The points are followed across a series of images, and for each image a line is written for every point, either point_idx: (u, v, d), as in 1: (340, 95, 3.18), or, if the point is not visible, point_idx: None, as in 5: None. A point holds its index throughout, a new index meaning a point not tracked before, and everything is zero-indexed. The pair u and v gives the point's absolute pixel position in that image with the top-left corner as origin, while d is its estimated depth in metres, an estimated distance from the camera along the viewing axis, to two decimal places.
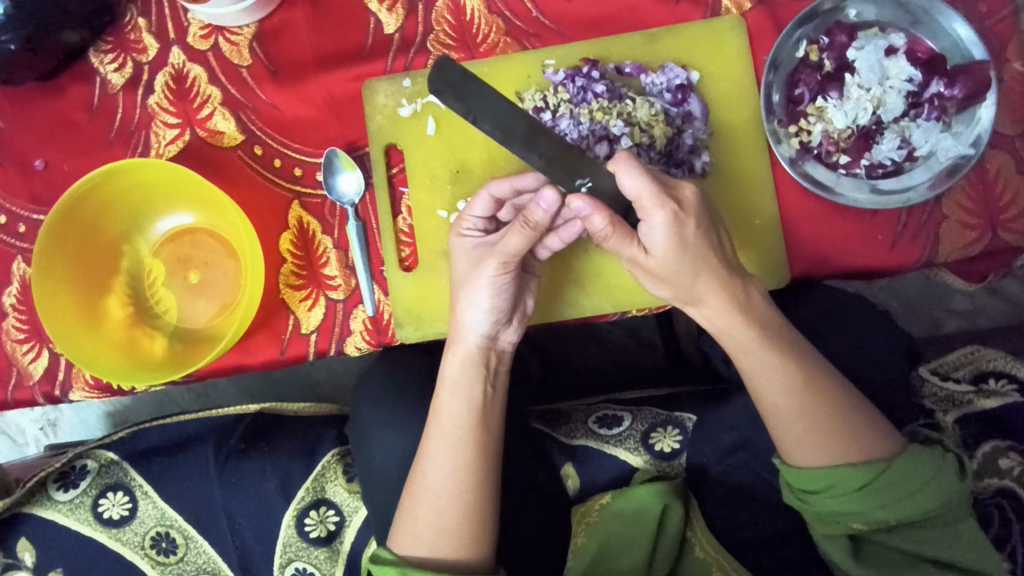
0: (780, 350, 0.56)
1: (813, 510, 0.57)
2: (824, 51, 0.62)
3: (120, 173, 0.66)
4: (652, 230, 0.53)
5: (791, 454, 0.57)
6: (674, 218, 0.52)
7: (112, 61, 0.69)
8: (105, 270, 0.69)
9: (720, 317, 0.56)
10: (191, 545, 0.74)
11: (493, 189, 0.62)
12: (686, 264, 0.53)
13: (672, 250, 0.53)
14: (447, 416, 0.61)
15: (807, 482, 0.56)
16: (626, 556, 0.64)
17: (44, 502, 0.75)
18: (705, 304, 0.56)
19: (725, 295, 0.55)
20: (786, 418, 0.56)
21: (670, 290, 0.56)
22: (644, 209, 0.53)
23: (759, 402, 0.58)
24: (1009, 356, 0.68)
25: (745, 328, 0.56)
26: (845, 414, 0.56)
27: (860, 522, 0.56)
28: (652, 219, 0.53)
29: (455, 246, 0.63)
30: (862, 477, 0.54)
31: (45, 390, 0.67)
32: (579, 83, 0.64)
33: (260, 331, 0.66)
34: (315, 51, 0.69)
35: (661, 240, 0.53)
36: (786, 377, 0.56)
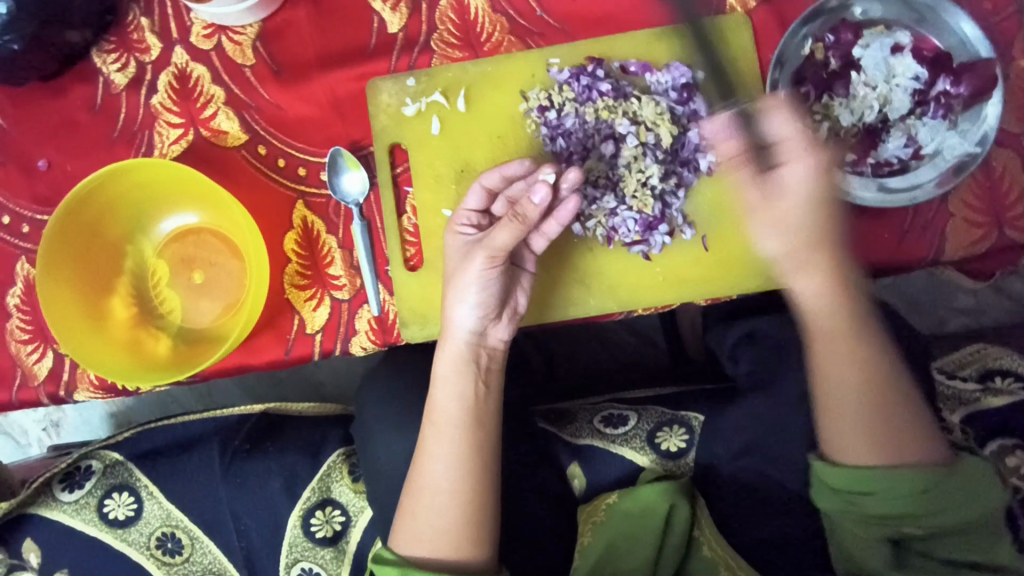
0: (865, 334, 0.57)
1: (859, 513, 0.56)
2: (829, 49, 0.62)
3: (124, 173, 0.66)
4: (794, 177, 0.52)
5: (848, 452, 0.57)
6: (817, 171, 0.52)
7: (115, 61, 0.69)
8: (109, 271, 0.69)
9: (820, 288, 0.56)
10: (197, 546, 0.74)
11: (484, 179, 0.62)
12: (804, 219, 0.53)
13: (808, 202, 0.53)
14: (441, 415, 0.61)
15: (856, 484, 0.56)
16: (633, 555, 0.63)
17: (48, 503, 0.75)
18: (813, 276, 0.56)
19: (829, 268, 0.55)
20: (853, 409, 0.57)
21: (786, 249, 0.55)
22: (790, 152, 0.52)
23: (829, 391, 0.58)
24: (1015, 353, 0.69)
25: (838, 305, 0.56)
26: (906, 412, 0.57)
27: (912, 527, 0.55)
28: (794, 167, 0.52)
29: (450, 242, 0.63)
30: (920, 482, 0.55)
31: (50, 391, 0.67)
32: (583, 82, 0.65)
33: (265, 331, 0.66)
34: (318, 50, 0.69)
35: (801, 187, 0.52)
36: (862, 365, 0.57)
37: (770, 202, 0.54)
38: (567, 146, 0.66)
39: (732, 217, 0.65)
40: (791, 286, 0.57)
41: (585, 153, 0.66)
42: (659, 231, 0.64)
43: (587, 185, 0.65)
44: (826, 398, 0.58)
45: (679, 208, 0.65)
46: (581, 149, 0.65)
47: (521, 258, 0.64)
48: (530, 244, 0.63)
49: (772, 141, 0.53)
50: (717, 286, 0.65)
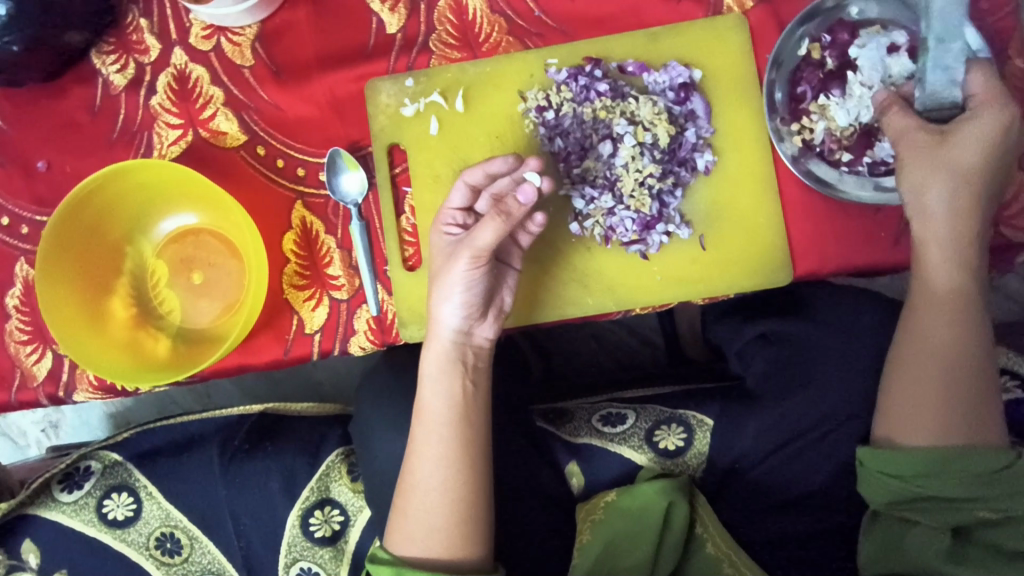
0: (971, 305, 0.58)
1: (927, 498, 0.57)
2: (826, 48, 0.63)
3: (124, 174, 0.66)
4: (978, 126, 0.55)
5: (931, 426, 0.57)
6: (1007, 126, 0.55)
7: (114, 62, 0.69)
8: (109, 271, 0.69)
9: (948, 237, 0.57)
10: (196, 546, 0.74)
11: (466, 176, 0.62)
12: (960, 165, 0.56)
13: (982, 149, 0.55)
14: (429, 414, 0.61)
15: (927, 465, 0.56)
16: (635, 552, 0.64)
17: (48, 503, 0.75)
18: (956, 221, 0.56)
19: (964, 218, 0.56)
20: (946, 380, 0.57)
21: (935, 191, 0.56)
22: (984, 105, 0.55)
23: (930, 355, 0.58)
24: (1011, 352, 0.69)
25: (956, 262, 0.57)
26: (987, 392, 0.57)
27: (984, 511, 0.56)
28: (981, 116, 0.55)
29: (435, 241, 0.64)
30: (998, 460, 0.55)
31: (50, 392, 0.67)
32: (582, 82, 0.65)
33: (264, 331, 0.66)
34: (317, 51, 0.69)
35: (982, 137, 0.55)
36: (961, 336, 0.58)
37: (940, 142, 0.56)
38: (565, 145, 0.66)
39: (728, 218, 0.65)
40: (921, 229, 0.58)
41: (582, 153, 0.65)
42: (657, 230, 0.65)
43: (584, 184, 0.65)
44: (923, 361, 0.58)
45: (677, 207, 0.65)
46: (578, 149, 0.65)
47: (508, 256, 0.64)
48: (515, 239, 0.64)
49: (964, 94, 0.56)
50: (714, 285, 0.65)
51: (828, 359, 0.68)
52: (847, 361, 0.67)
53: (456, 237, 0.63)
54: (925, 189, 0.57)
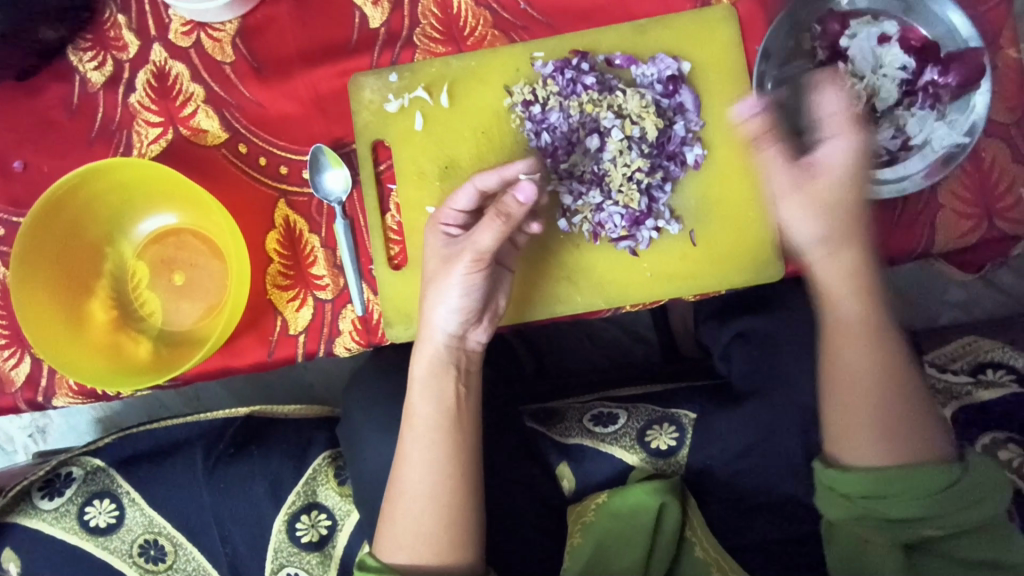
0: (882, 333, 0.57)
1: (876, 517, 0.55)
2: (816, 39, 0.61)
3: (103, 174, 0.64)
4: (831, 154, 0.54)
5: (869, 451, 0.56)
6: (859, 151, 0.53)
7: (91, 59, 0.68)
8: (88, 273, 0.67)
9: (842, 274, 0.56)
10: (180, 553, 0.73)
11: (480, 181, 0.60)
12: (844, 200, 0.54)
13: (840, 182, 0.54)
14: (418, 418, 0.60)
15: (873, 486, 0.55)
16: (625, 555, 0.62)
17: (29, 511, 0.74)
18: (846, 255, 0.56)
19: (854, 252, 0.56)
20: (870, 399, 0.56)
21: (823, 228, 0.55)
22: (834, 133, 0.53)
23: (844, 379, 0.57)
24: (1007, 348, 0.68)
25: (858, 297, 0.56)
26: (918, 409, 0.56)
27: (931, 529, 0.54)
28: (835, 142, 0.53)
29: (430, 238, 0.62)
30: (941, 479, 0.54)
31: (28, 397, 0.66)
32: (568, 75, 0.64)
33: (247, 332, 0.65)
34: (299, 46, 0.68)
35: (840, 169, 0.54)
36: (881, 364, 0.56)
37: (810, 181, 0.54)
38: (552, 140, 0.65)
39: (717, 213, 0.64)
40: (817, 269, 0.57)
41: (569, 147, 0.64)
42: (646, 225, 0.64)
43: (572, 179, 0.65)
44: (847, 394, 0.57)
45: (667, 202, 0.64)
46: (565, 143, 0.64)
47: (505, 258, 0.64)
48: (513, 241, 0.64)
49: (822, 115, 0.54)
50: (703, 282, 0.64)
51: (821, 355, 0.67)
52: None
53: (454, 237, 0.61)
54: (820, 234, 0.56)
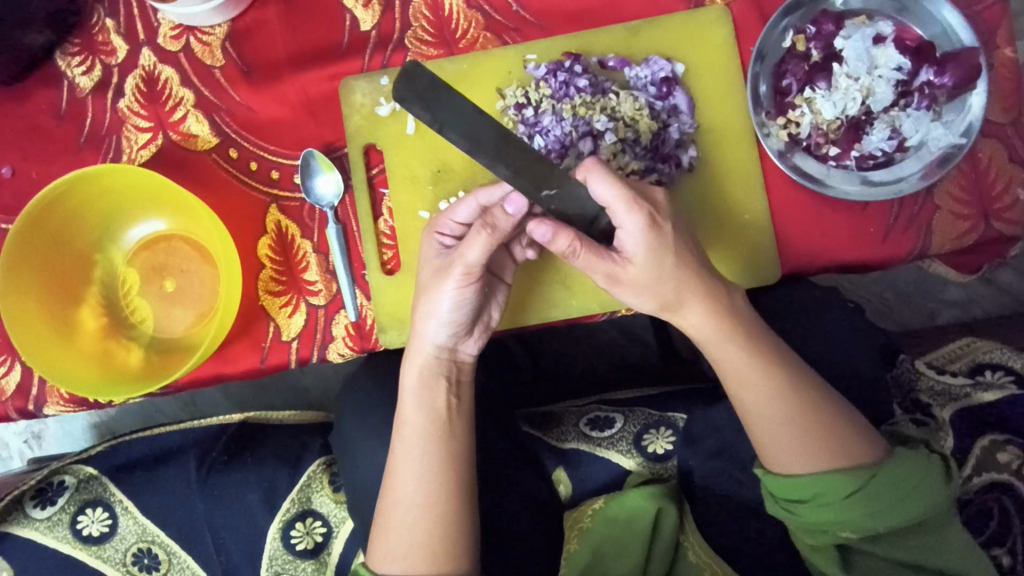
0: (767, 357, 0.55)
1: (799, 521, 0.55)
2: (811, 40, 0.61)
3: (92, 180, 0.64)
4: (627, 237, 0.52)
5: (775, 461, 0.55)
6: (650, 222, 0.51)
7: (79, 64, 0.67)
8: (78, 280, 0.67)
9: (706, 322, 0.54)
10: (174, 561, 0.72)
11: (481, 197, 0.58)
12: (666, 272, 0.52)
13: (649, 259, 0.52)
14: (410, 428, 0.59)
15: (793, 492, 0.54)
16: (621, 561, 0.62)
17: (21, 520, 0.73)
18: (692, 308, 0.53)
19: (708, 301, 0.53)
20: (770, 425, 0.55)
21: (653, 302, 0.53)
22: (617, 215, 0.51)
23: (743, 413, 0.56)
24: (1005, 349, 0.68)
25: (731, 336, 0.54)
26: (828, 418, 0.55)
27: (848, 532, 0.54)
28: (626, 225, 0.51)
29: (428, 244, 0.60)
30: (849, 484, 0.53)
31: (19, 406, 0.65)
32: (560, 78, 0.63)
33: (239, 340, 0.64)
34: (289, 49, 0.67)
35: (639, 247, 0.52)
36: (774, 384, 0.54)
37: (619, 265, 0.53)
38: (545, 143, 0.62)
39: (712, 216, 0.64)
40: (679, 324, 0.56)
41: (562, 152, 0.62)
42: None
43: None
44: (744, 417, 0.56)
45: None
46: (558, 147, 0.62)
47: (502, 270, 0.63)
48: (512, 254, 0.63)
49: (603, 205, 0.52)
50: None
51: (817, 357, 0.67)
52: (835, 360, 0.66)
53: (448, 247, 0.60)
54: (672, 304, 0.53)
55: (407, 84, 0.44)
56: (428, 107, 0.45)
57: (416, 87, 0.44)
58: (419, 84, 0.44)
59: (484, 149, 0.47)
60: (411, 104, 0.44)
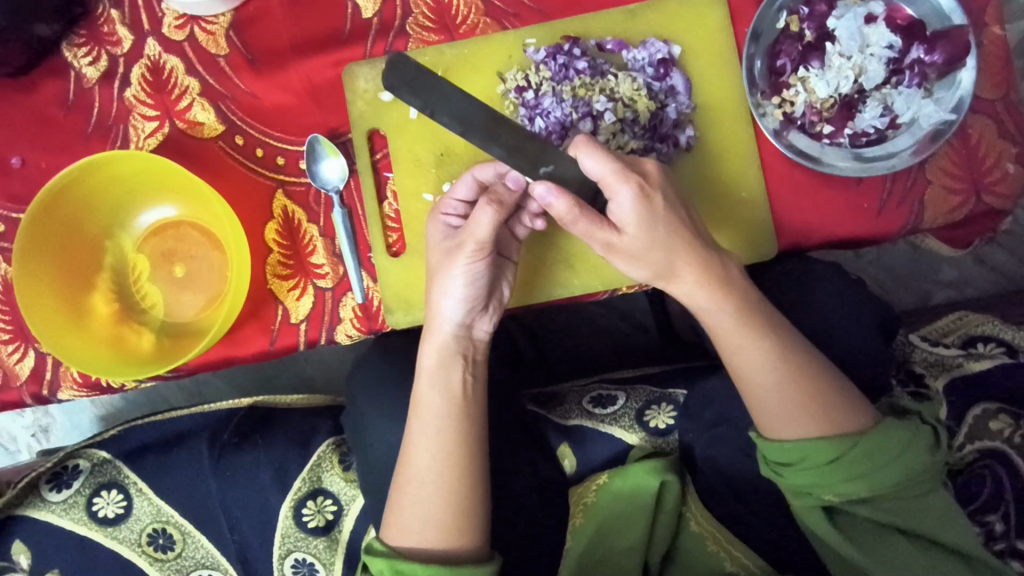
0: (759, 326, 0.56)
1: (785, 483, 0.57)
2: (804, 20, 0.62)
3: (101, 167, 0.65)
4: (619, 208, 0.54)
5: (768, 426, 0.57)
6: (640, 192, 0.53)
7: (86, 55, 0.68)
8: (89, 266, 0.68)
9: (699, 291, 0.56)
10: (188, 541, 0.74)
11: (478, 173, 0.61)
12: (658, 241, 0.54)
13: (644, 228, 0.53)
14: (427, 407, 0.61)
15: (780, 455, 0.56)
16: (625, 534, 0.65)
17: (37, 503, 0.75)
18: (685, 279, 0.55)
19: (701, 271, 0.55)
20: (766, 394, 0.56)
21: (647, 271, 0.55)
22: (609, 187, 0.53)
23: (739, 380, 0.58)
24: (996, 321, 0.71)
25: (723, 304, 0.56)
26: (819, 389, 0.56)
27: (829, 494, 0.55)
28: (618, 196, 0.53)
29: (434, 226, 0.62)
30: (832, 451, 0.55)
31: (33, 391, 0.66)
32: (560, 61, 0.64)
33: (248, 322, 0.66)
34: (293, 38, 0.68)
35: (629, 214, 0.53)
36: (765, 352, 0.56)
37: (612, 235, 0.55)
38: (546, 125, 0.64)
39: (711, 194, 0.65)
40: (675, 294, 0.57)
41: (562, 133, 0.64)
42: None
43: None
44: (738, 385, 0.58)
45: None
46: (558, 128, 0.63)
47: (507, 250, 0.64)
48: (513, 232, 0.64)
49: (593, 178, 0.53)
50: None
51: (815, 332, 0.68)
52: (832, 334, 0.68)
53: (454, 228, 0.62)
54: (666, 273, 0.55)
55: (395, 73, 0.46)
56: (417, 93, 0.47)
57: (403, 77, 0.46)
58: (405, 73, 0.46)
59: (477, 131, 0.48)
60: (401, 92, 0.46)
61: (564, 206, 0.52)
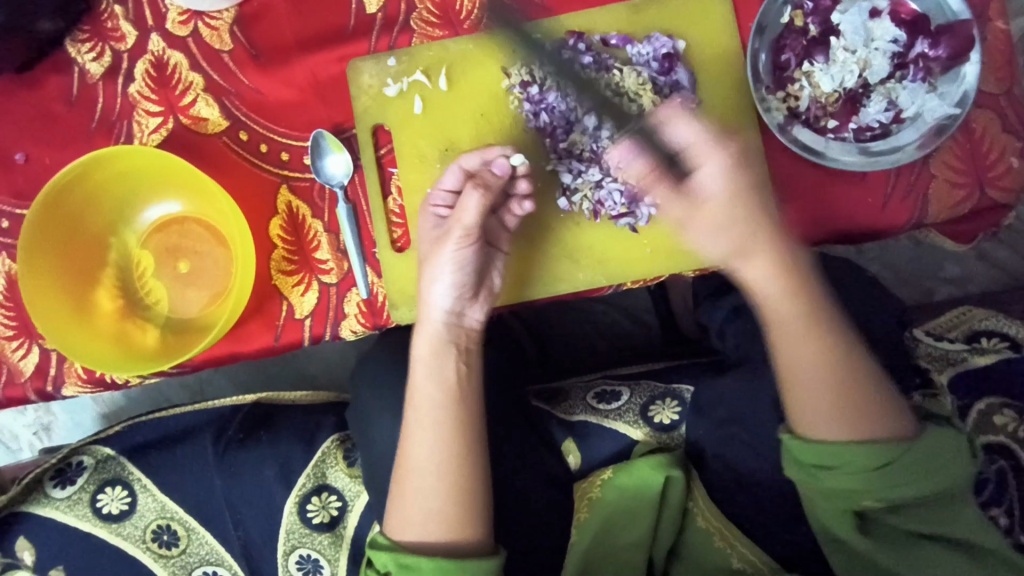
0: (822, 321, 0.57)
1: (822, 487, 0.56)
2: (809, 15, 0.62)
3: (106, 162, 0.65)
4: (707, 178, 0.56)
5: (811, 427, 0.57)
6: (728, 164, 0.56)
7: (89, 51, 0.68)
8: (94, 262, 0.68)
9: (769, 276, 0.57)
10: (192, 537, 0.73)
11: (463, 161, 0.63)
12: (740, 217, 0.56)
13: (727, 201, 0.56)
14: (421, 397, 0.61)
15: (823, 459, 0.56)
16: (630, 529, 0.65)
17: (41, 500, 0.75)
18: (755, 260, 0.57)
19: (776, 256, 0.57)
20: (819, 390, 0.57)
21: (724, 246, 0.57)
22: (698, 158, 0.56)
23: (793, 375, 0.58)
24: (1000, 316, 0.71)
25: (792, 291, 0.57)
26: (870, 393, 0.56)
27: (868, 500, 0.55)
28: (706, 167, 0.55)
29: (425, 217, 0.64)
30: (883, 456, 0.54)
31: (38, 387, 0.66)
32: (565, 56, 0.65)
33: (253, 318, 0.66)
34: (297, 34, 0.68)
35: (715, 185, 0.56)
36: (822, 351, 0.57)
37: (692, 205, 0.57)
38: (551, 119, 0.65)
39: None
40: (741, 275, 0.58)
41: (568, 127, 0.65)
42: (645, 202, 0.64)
43: (571, 159, 0.65)
44: (784, 377, 0.59)
45: None
46: (563, 122, 0.65)
47: (495, 239, 0.66)
48: (502, 221, 0.66)
49: (680, 147, 0.56)
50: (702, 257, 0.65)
51: None
52: None
53: (443, 218, 0.64)
54: (737, 252, 0.57)
55: None
56: None
57: None
58: None
59: None
60: None
61: (639, 166, 0.58)
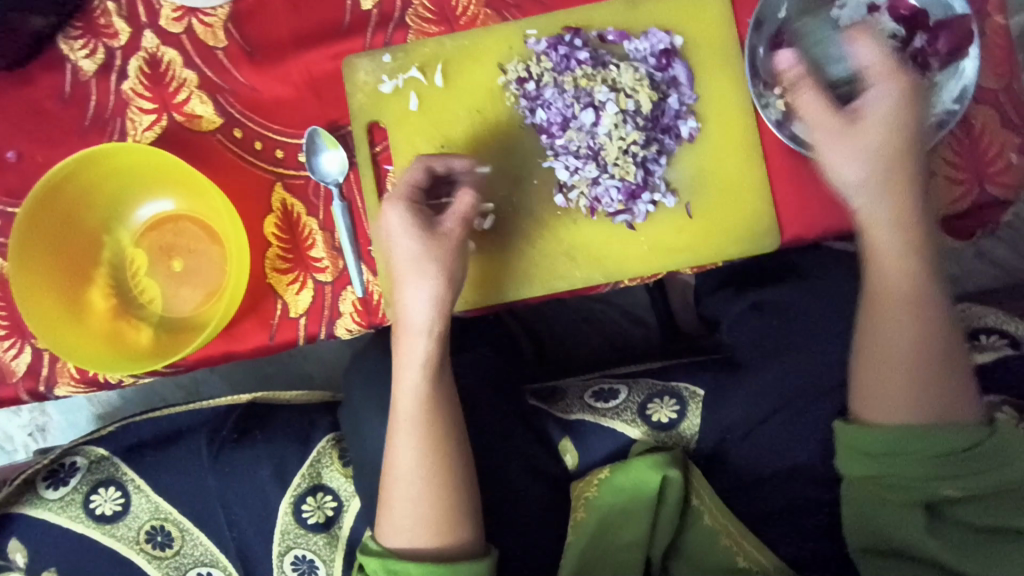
0: (931, 284, 0.58)
1: (898, 476, 0.56)
2: (808, 11, 0.62)
3: (98, 161, 0.65)
4: (873, 98, 0.57)
5: (890, 409, 0.57)
6: (903, 91, 0.56)
7: (82, 48, 0.67)
8: (87, 261, 0.67)
9: (893, 219, 0.57)
10: (186, 538, 0.73)
11: (431, 162, 0.61)
12: (885, 144, 0.56)
13: (882, 123, 0.56)
14: (402, 405, 0.60)
15: (904, 443, 0.55)
16: (627, 529, 0.64)
17: (34, 501, 0.74)
18: (885, 195, 0.57)
19: (905, 201, 0.57)
20: (914, 359, 0.57)
21: (859, 172, 0.57)
22: (876, 79, 0.57)
23: (892, 340, 0.58)
24: (999, 313, 0.71)
25: (911, 244, 0.57)
26: (955, 375, 0.57)
27: (948, 488, 0.55)
28: (879, 88, 0.56)
29: (401, 216, 0.59)
30: (969, 438, 0.55)
31: (30, 387, 0.66)
32: (562, 52, 0.65)
33: (248, 317, 0.65)
34: (292, 31, 0.68)
35: (878, 106, 0.56)
36: (922, 321, 0.57)
37: (839, 120, 0.57)
38: (548, 116, 0.65)
39: (711, 185, 0.65)
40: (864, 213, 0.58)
41: (564, 124, 0.65)
42: (642, 199, 0.65)
43: (568, 155, 0.65)
44: (877, 344, 0.58)
45: (662, 175, 0.65)
46: (560, 120, 0.65)
47: None
48: None
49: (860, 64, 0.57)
50: (707, 251, 0.65)
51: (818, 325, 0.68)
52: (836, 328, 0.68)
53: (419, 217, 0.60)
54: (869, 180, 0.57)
55: None
56: None
57: None
58: None
59: None
60: None
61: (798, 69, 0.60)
